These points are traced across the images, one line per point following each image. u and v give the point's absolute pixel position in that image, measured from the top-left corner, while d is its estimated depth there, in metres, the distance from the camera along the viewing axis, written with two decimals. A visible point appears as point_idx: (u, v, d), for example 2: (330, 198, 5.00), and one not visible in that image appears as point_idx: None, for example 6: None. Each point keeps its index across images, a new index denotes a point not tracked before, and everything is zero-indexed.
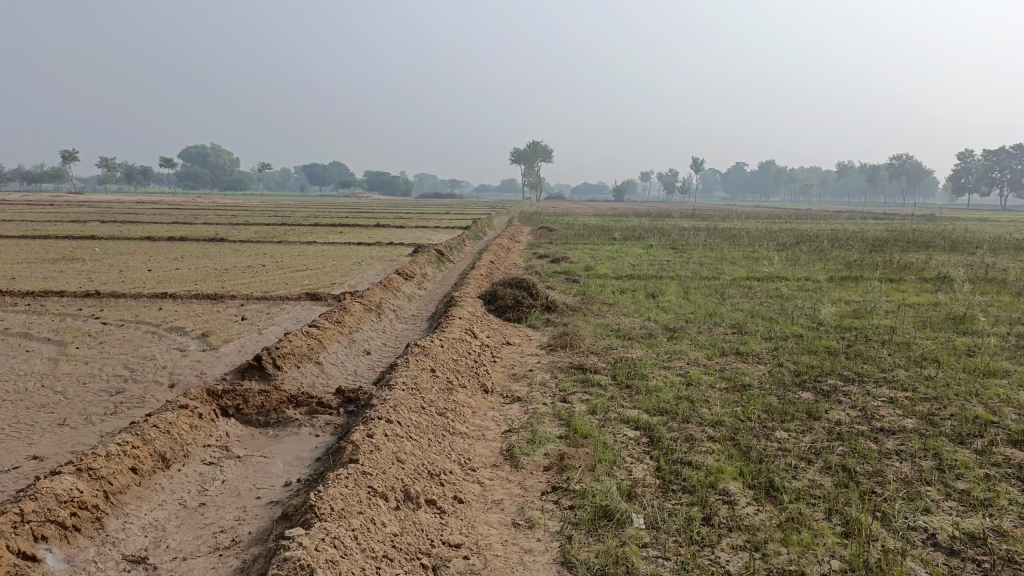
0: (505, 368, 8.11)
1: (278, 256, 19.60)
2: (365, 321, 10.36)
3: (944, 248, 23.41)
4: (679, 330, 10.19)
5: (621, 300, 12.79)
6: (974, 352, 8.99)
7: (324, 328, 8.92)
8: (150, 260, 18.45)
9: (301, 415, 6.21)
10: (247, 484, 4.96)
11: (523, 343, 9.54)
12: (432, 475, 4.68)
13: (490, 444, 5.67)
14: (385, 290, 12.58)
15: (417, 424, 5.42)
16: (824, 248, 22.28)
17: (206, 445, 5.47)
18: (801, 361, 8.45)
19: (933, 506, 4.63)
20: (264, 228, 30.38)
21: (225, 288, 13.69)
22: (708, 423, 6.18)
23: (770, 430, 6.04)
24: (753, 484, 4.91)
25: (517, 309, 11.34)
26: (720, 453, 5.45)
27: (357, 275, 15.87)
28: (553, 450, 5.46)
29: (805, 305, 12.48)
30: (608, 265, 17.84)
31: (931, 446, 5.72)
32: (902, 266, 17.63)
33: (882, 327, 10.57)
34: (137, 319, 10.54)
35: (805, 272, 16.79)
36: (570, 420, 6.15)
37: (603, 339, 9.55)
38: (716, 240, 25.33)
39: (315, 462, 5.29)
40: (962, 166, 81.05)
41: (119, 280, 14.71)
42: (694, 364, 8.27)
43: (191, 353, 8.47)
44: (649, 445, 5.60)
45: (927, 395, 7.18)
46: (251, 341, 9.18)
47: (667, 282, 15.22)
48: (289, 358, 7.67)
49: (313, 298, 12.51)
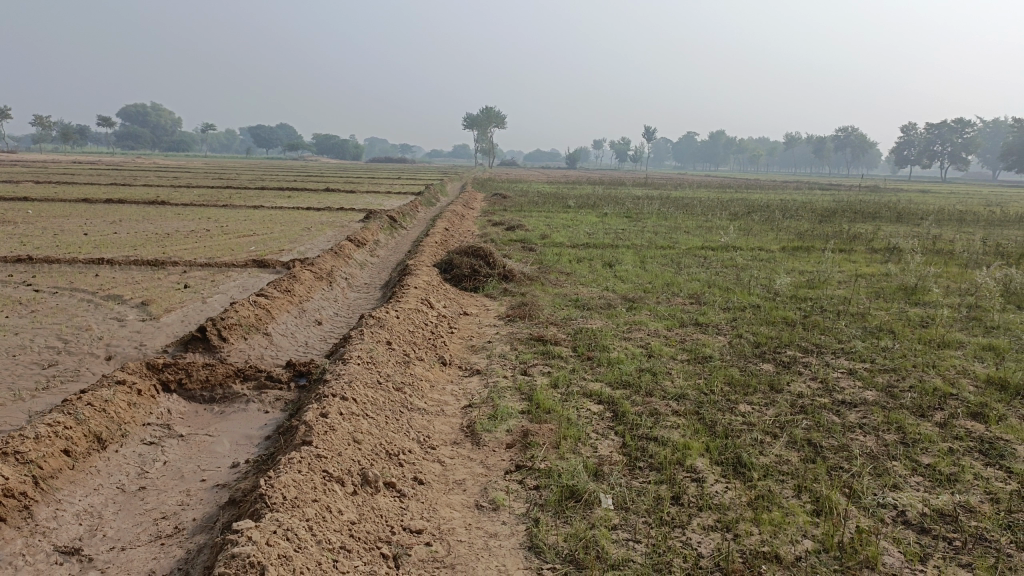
0: (462, 339, 7.88)
1: (224, 221, 18.92)
2: (316, 289, 10.00)
3: (890, 219, 23.81)
4: (637, 300, 10.08)
5: (578, 269, 12.65)
6: (927, 323, 9.07)
7: (273, 298, 8.55)
8: (86, 223, 17.62)
9: (248, 390, 5.89)
10: (191, 466, 4.66)
11: (480, 313, 9.31)
12: (390, 456, 4.44)
13: (449, 420, 5.45)
14: (336, 258, 12.18)
15: (373, 400, 5.16)
16: (775, 218, 22.44)
17: (145, 424, 5.14)
18: (761, 332, 8.41)
19: (901, 482, 4.57)
20: (209, 191, 29.40)
21: (167, 253, 13.12)
22: (672, 396, 6.06)
23: (734, 403, 5.95)
24: (720, 460, 4.79)
25: (474, 278, 11.08)
26: (686, 427, 5.33)
27: (307, 242, 15.40)
28: (515, 426, 5.26)
29: (761, 275, 12.49)
30: (564, 234, 17.67)
31: (894, 419, 5.69)
32: (852, 236, 17.84)
33: (837, 298, 10.62)
34: (71, 286, 9.98)
35: (759, 242, 16.85)
36: (531, 394, 5.96)
37: (562, 309, 9.38)
38: (669, 209, 25.33)
39: (264, 441, 5.00)
40: (904, 138, 82.71)
41: (52, 245, 13.98)
42: (654, 335, 8.16)
43: (130, 323, 8.04)
44: (613, 421, 5.44)
45: (886, 367, 7.19)
46: (194, 310, 8.76)
47: (624, 250, 15.12)
48: (236, 329, 7.31)
49: (261, 265, 12.05)
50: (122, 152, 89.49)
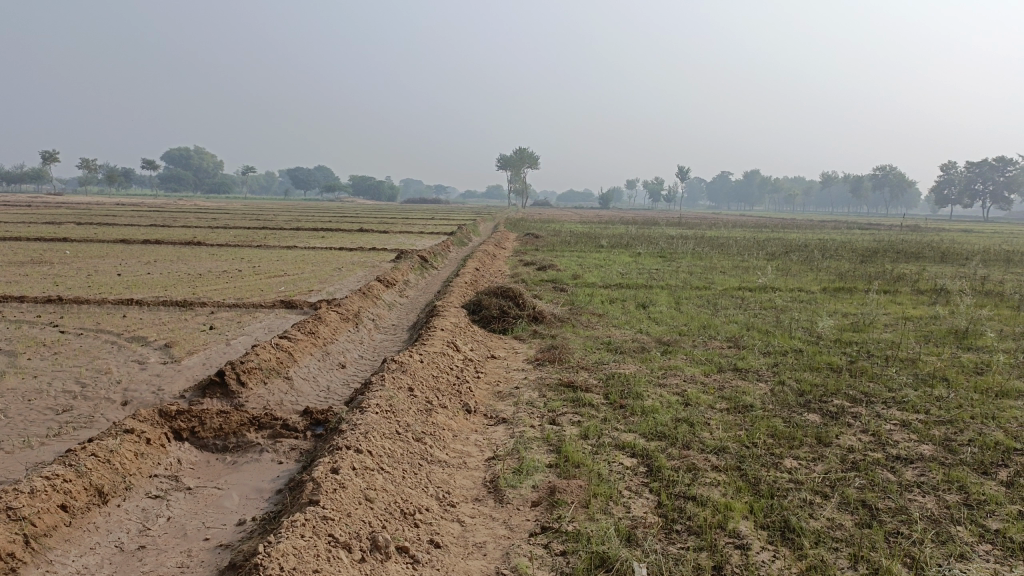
0: (489, 385, 7.56)
1: (256, 261, 18.96)
2: (342, 331, 9.78)
3: (934, 259, 23.06)
4: (673, 344, 9.68)
5: (611, 311, 12.28)
6: (983, 370, 8.53)
7: (296, 340, 8.34)
8: (121, 264, 17.76)
9: (263, 439, 5.62)
10: (195, 523, 4.38)
11: (508, 357, 8.99)
12: (404, 516, 4.12)
13: (472, 473, 5.12)
14: (363, 298, 11.99)
15: (390, 453, 4.86)
16: (815, 258, 21.87)
17: (151, 476, 4.88)
18: (804, 379, 7.96)
19: (970, 551, 4.11)
20: (243, 232, 29.68)
21: (196, 294, 13.06)
22: (711, 449, 5.65)
23: (778, 458, 5.52)
24: (766, 524, 4.38)
25: (503, 320, 10.78)
26: (727, 486, 4.92)
27: (336, 282, 15.27)
28: (542, 481, 4.91)
29: (802, 317, 12.01)
30: (597, 274, 17.34)
31: (955, 477, 5.22)
32: (895, 277, 17.26)
33: (884, 342, 10.10)
34: (98, 327, 9.90)
35: (798, 282, 16.34)
36: (560, 445, 5.60)
37: (593, 352, 9.02)
38: (704, 249, 24.89)
39: (275, 496, 4.71)
40: (943, 177, 81.13)
41: (85, 285, 14.03)
42: (691, 382, 7.75)
43: (151, 366, 7.86)
44: (647, 476, 5.06)
45: (942, 418, 6.70)
46: (217, 352, 8.58)
47: (658, 291, 14.74)
48: (255, 373, 7.08)
49: (288, 306, 11.91)
50: (164, 194, 91.69)
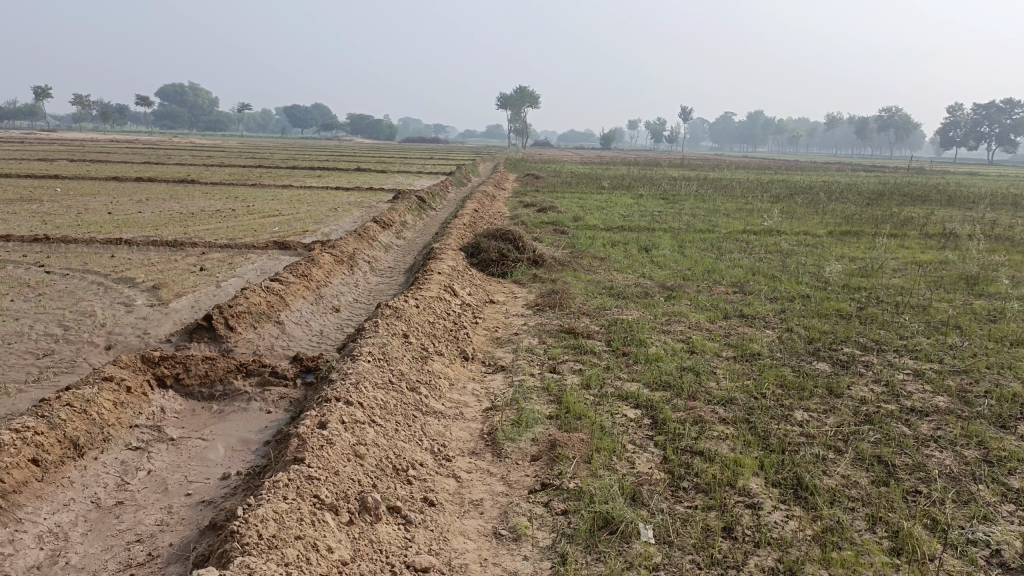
0: (487, 331, 7.30)
1: (250, 201, 18.53)
2: (336, 273, 9.48)
3: (942, 202, 22.62)
4: (676, 289, 9.39)
5: (613, 254, 11.97)
6: (996, 318, 8.27)
7: (288, 283, 8.06)
8: (111, 202, 17.33)
9: (250, 387, 5.37)
10: (177, 477, 4.15)
11: (508, 301, 8.72)
12: (397, 472, 3.89)
13: (468, 425, 4.89)
14: (359, 240, 11.66)
15: (383, 404, 4.60)
16: (820, 201, 21.42)
17: (132, 426, 4.65)
18: (813, 326, 7.71)
19: (994, 513, 3.89)
20: (238, 170, 29.09)
21: (187, 234, 12.70)
22: (718, 401, 5.40)
23: (788, 410, 5.28)
24: (777, 481, 4.16)
25: (502, 263, 10.49)
26: (735, 440, 4.69)
27: (332, 223, 14.91)
28: (542, 434, 4.68)
29: (809, 261, 11.69)
30: (598, 216, 16.96)
31: (973, 432, 5.00)
32: (903, 221, 16.88)
33: (893, 288, 9.81)
34: (85, 268, 9.58)
35: (804, 226, 15.96)
36: (560, 396, 5.37)
37: (595, 298, 8.73)
38: (707, 191, 24.40)
39: (262, 449, 4.48)
40: (950, 118, 79.69)
41: (74, 224, 13.66)
42: (696, 329, 7.48)
43: (137, 308, 7.58)
44: (652, 429, 4.83)
45: (956, 368, 6.47)
46: (206, 295, 8.29)
47: (661, 234, 14.41)
48: (244, 318, 6.81)
49: (281, 247, 11.58)
50: (160, 132, 90.40)
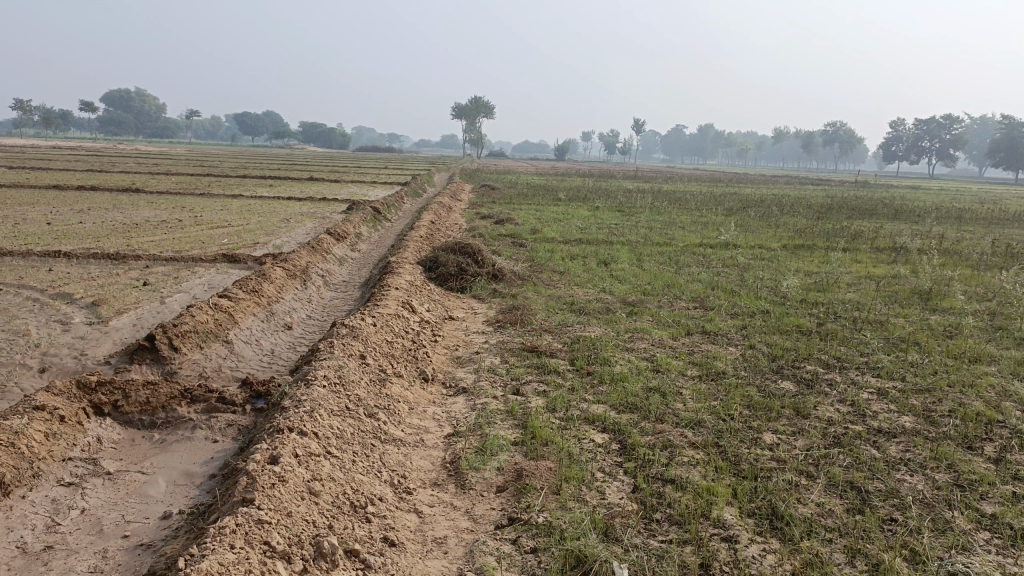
0: (447, 350, 7.07)
1: (198, 211, 18.00)
2: (288, 288, 9.15)
3: (889, 216, 23.09)
4: (637, 304, 9.29)
5: (572, 268, 11.83)
6: (952, 334, 8.33)
7: (237, 299, 7.70)
8: (51, 212, 16.63)
9: (196, 414, 5.05)
10: (113, 517, 3.83)
11: (467, 318, 8.50)
12: (355, 509, 3.64)
13: (429, 453, 4.65)
14: (312, 253, 11.33)
15: (339, 434, 4.34)
16: (772, 214, 21.68)
17: (65, 459, 4.30)
18: (775, 342, 7.65)
19: (971, 542, 3.81)
20: (186, 179, 28.29)
21: (131, 246, 12.18)
22: (686, 423, 5.26)
23: (757, 433, 5.17)
24: (752, 511, 4.03)
25: (460, 277, 10.26)
26: (706, 466, 4.54)
27: (284, 234, 14.51)
28: (507, 463, 4.47)
29: (766, 275, 11.74)
30: (556, 229, 16.85)
31: (942, 454, 4.94)
32: (854, 235, 17.14)
33: (850, 303, 9.86)
34: (19, 283, 9.07)
35: (759, 239, 16.07)
36: (525, 420, 5.16)
37: (556, 314, 8.57)
38: (662, 203, 24.52)
39: (208, 483, 4.18)
40: (893, 135, 82.14)
41: (10, 234, 13.03)
42: (659, 346, 7.36)
43: (75, 327, 7.16)
44: (620, 456, 4.66)
45: (919, 387, 6.45)
46: (149, 312, 7.89)
47: (619, 247, 14.35)
48: (190, 338, 6.47)
49: (231, 261, 11.17)
50: (104, 138, 87.90)
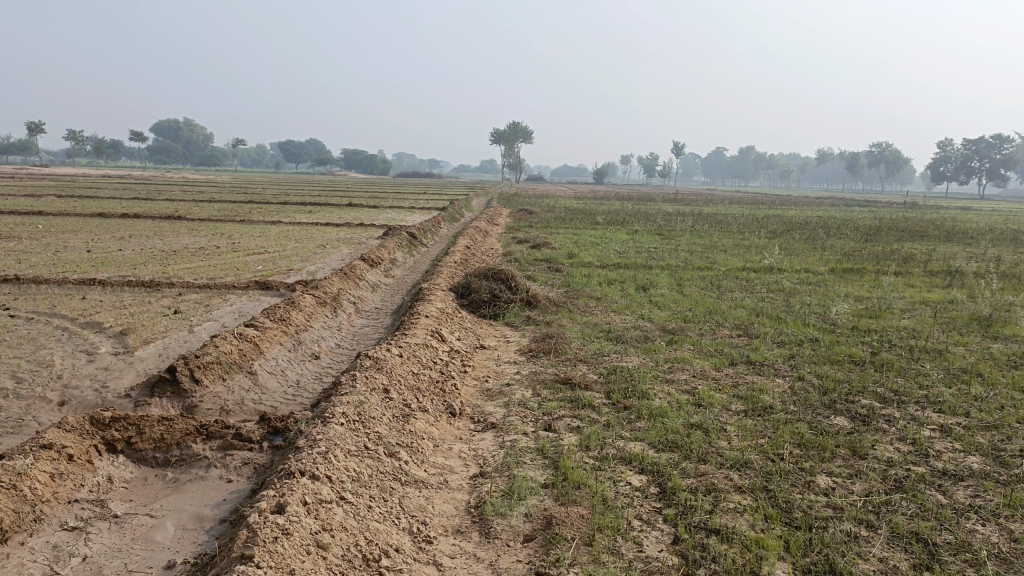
0: (477, 381, 6.77)
1: (236, 237, 18.07)
2: (318, 316, 8.96)
3: (940, 238, 22.27)
4: (678, 332, 8.89)
5: (610, 294, 11.49)
6: (1017, 364, 7.78)
7: (264, 329, 7.53)
8: (92, 240, 16.83)
9: (211, 452, 4.82)
10: (115, 566, 3.58)
11: (500, 347, 8.20)
12: (367, 562, 3.35)
13: (453, 496, 4.35)
14: (345, 279, 11.16)
15: (355, 477, 4.07)
16: (818, 237, 21.07)
17: (70, 501, 4.08)
18: (826, 374, 7.20)
19: None
20: (228, 206, 28.63)
21: (166, 273, 12.17)
22: (731, 465, 4.87)
23: (810, 475, 4.76)
24: (807, 567, 3.63)
25: (493, 304, 9.99)
26: (754, 513, 4.16)
27: (319, 261, 14.43)
28: (535, 508, 4.14)
29: (813, 301, 11.24)
30: (593, 253, 16.52)
31: (1017, 501, 4.47)
32: (905, 258, 16.47)
33: (904, 331, 9.33)
34: (52, 311, 9.03)
35: (804, 263, 15.54)
36: (557, 459, 4.83)
37: (592, 342, 8.22)
38: (703, 227, 24.05)
39: (218, 529, 3.93)
40: (941, 154, 80.27)
41: (49, 262, 13.14)
42: (701, 378, 6.97)
43: (100, 358, 7.03)
44: (659, 501, 4.29)
45: (986, 423, 5.95)
46: (176, 341, 7.75)
47: (658, 272, 13.96)
48: (212, 369, 6.28)
49: (263, 288, 11.07)
50: (153, 167, 90.19)
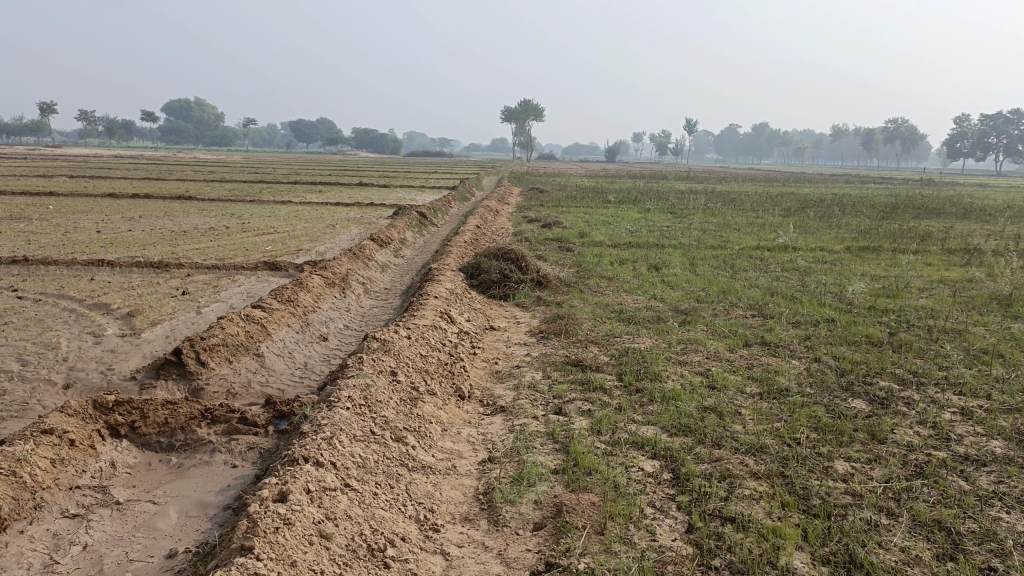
0: (486, 363, 6.66)
1: (246, 218, 17.98)
2: (326, 297, 8.87)
3: (957, 215, 21.92)
4: (691, 313, 8.74)
5: (621, 273, 11.33)
6: None
7: (271, 310, 7.43)
8: (102, 220, 16.78)
9: (215, 436, 4.75)
10: (116, 554, 3.51)
11: (510, 328, 8.08)
12: (372, 552, 3.27)
13: (461, 482, 4.25)
14: (354, 259, 11.06)
15: (361, 464, 3.98)
16: (833, 215, 20.79)
17: (72, 488, 4.01)
18: (843, 355, 7.05)
19: None
20: (238, 186, 28.55)
21: (174, 254, 12.09)
22: (747, 450, 4.74)
23: (828, 461, 4.63)
24: (825, 557, 3.52)
25: (503, 284, 9.87)
26: (771, 501, 4.04)
27: (328, 240, 14.34)
28: (546, 495, 4.03)
29: (829, 280, 11.04)
30: (605, 232, 16.34)
31: None
32: (922, 235, 16.20)
33: (923, 311, 9.13)
34: (60, 293, 8.97)
35: (819, 241, 15.31)
36: (568, 444, 4.72)
37: (603, 323, 8.09)
38: (716, 205, 23.74)
39: (222, 516, 3.85)
40: (958, 130, 79.10)
41: (59, 243, 13.09)
42: (715, 360, 6.82)
43: (106, 340, 6.96)
44: (673, 488, 4.18)
45: (1009, 406, 5.79)
46: (184, 323, 7.67)
47: (671, 251, 13.78)
48: (218, 351, 6.19)
49: (272, 269, 10.99)
50: (164, 147, 90.24)
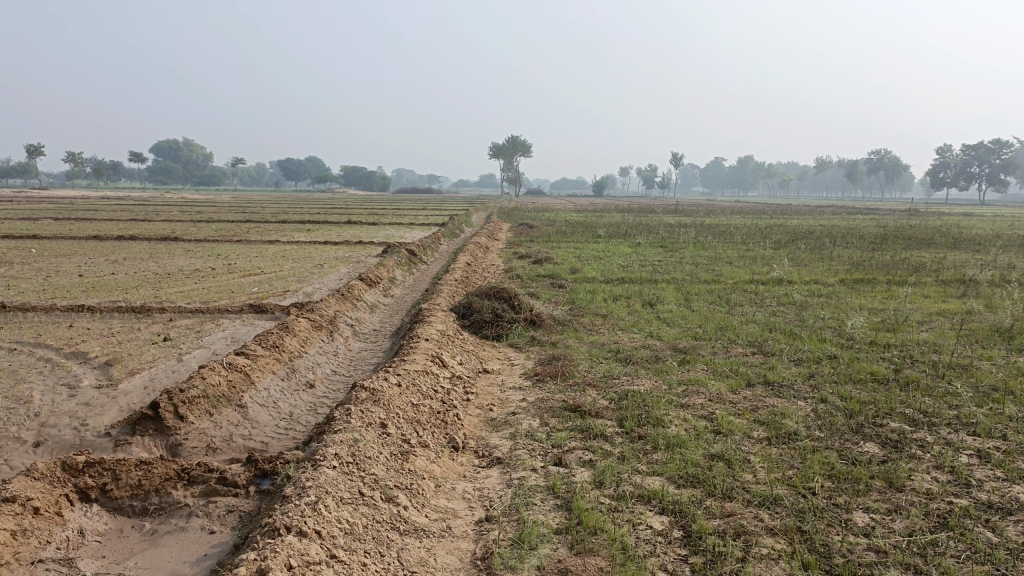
0: (481, 410, 6.38)
1: (232, 258, 17.73)
2: (313, 341, 8.58)
3: (948, 245, 21.91)
4: (690, 352, 8.49)
5: (616, 311, 11.10)
6: None
7: (255, 358, 7.13)
8: (85, 263, 16.47)
9: (193, 499, 4.43)
10: None
11: (504, 371, 7.81)
12: None
13: (456, 546, 3.94)
14: (342, 300, 10.80)
15: (348, 531, 3.69)
16: (824, 246, 20.73)
17: (34, 562, 3.68)
18: (850, 394, 6.80)
19: None
20: (226, 225, 28.29)
21: (157, 298, 11.80)
22: (760, 502, 4.47)
23: (847, 513, 4.36)
24: None
25: (496, 325, 9.62)
26: (790, 560, 3.76)
27: (316, 281, 14.09)
28: (549, 560, 3.74)
29: (827, 314, 10.84)
30: (596, 267, 16.17)
31: None
32: (915, 266, 16.09)
33: (925, 345, 8.93)
34: (36, 341, 8.65)
35: (813, 274, 15.17)
36: (570, 500, 4.43)
37: (600, 364, 7.82)
38: (707, 238, 23.68)
39: None
40: (940, 161, 80.09)
41: (39, 288, 12.77)
42: (718, 402, 6.56)
43: (82, 391, 6.64)
44: (685, 548, 3.90)
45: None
46: (164, 372, 7.36)
47: (664, 286, 13.59)
48: (198, 404, 5.88)
49: (257, 312, 10.70)
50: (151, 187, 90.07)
